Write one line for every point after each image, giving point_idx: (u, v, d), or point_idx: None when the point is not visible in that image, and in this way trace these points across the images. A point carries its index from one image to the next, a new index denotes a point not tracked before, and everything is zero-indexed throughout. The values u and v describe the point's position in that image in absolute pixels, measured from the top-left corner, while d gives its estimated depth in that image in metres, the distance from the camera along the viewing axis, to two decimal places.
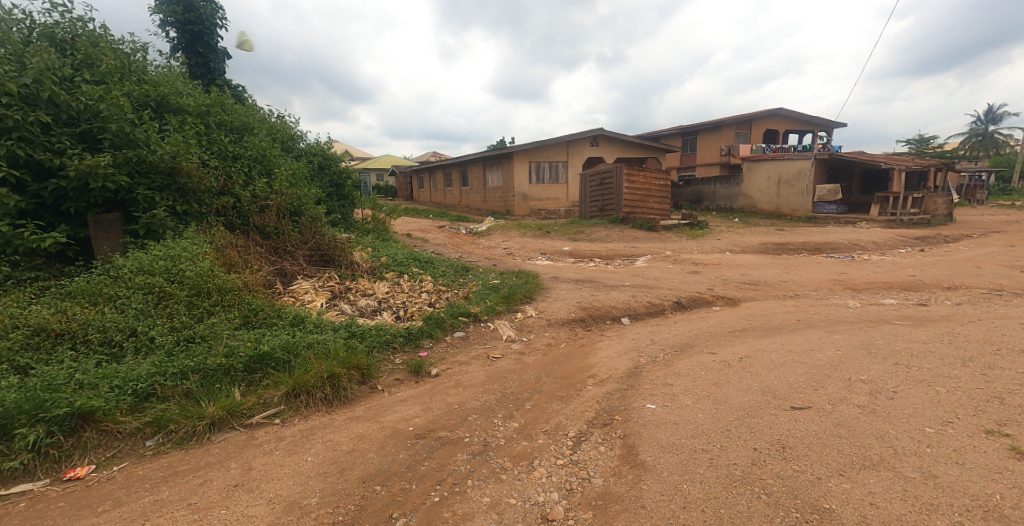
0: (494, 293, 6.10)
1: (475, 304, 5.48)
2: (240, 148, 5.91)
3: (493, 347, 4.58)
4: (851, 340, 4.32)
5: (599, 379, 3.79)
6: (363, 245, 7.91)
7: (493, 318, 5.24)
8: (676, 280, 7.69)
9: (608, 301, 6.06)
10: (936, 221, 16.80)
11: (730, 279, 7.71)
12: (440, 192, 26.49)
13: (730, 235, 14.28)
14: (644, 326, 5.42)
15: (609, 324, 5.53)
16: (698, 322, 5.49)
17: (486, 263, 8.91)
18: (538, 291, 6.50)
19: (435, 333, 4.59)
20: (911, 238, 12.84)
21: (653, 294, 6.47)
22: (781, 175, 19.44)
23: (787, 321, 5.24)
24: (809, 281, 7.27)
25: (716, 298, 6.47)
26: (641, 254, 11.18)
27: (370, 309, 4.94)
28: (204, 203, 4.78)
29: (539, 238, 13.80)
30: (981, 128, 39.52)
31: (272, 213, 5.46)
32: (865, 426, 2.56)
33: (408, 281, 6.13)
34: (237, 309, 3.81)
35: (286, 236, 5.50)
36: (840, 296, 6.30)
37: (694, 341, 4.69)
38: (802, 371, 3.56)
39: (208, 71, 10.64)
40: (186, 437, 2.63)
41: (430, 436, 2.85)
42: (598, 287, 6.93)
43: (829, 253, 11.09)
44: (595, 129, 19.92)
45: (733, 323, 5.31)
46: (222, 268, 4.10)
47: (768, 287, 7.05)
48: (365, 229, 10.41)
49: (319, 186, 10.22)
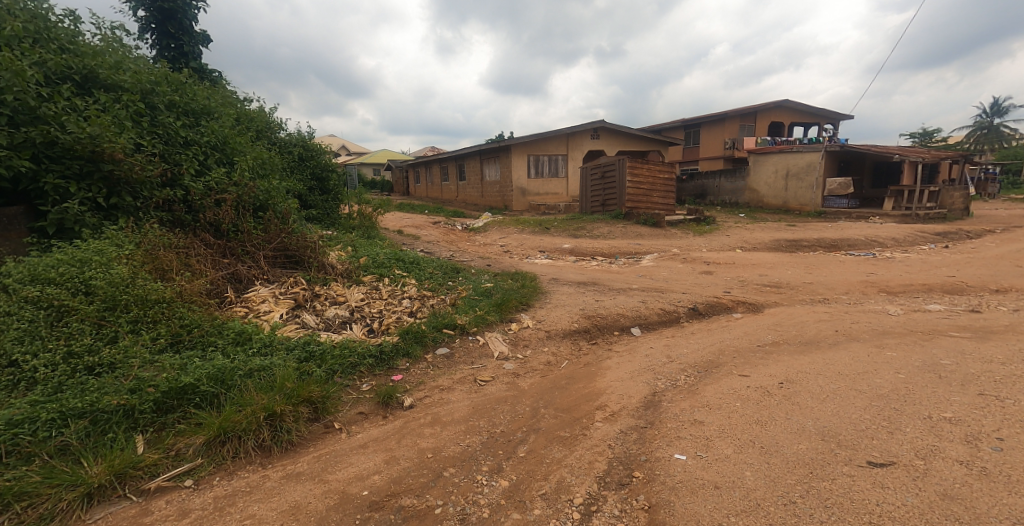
0: (486, 299, 5.38)
1: (463, 314, 4.77)
2: (196, 132, 5.15)
3: (482, 368, 3.86)
4: (911, 359, 3.59)
5: (609, 413, 3.08)
6: (342, 244, 7.20)
7: (483, 330, 4.52)
8: (689, 282, 7.01)
9: (615, 308, 5.34)
10: (953, 215, 16.11)
11: (747, 281, 7.00)
12: (436, 187, 25.80)
13: (740, 231, 13.58)
14: (658, 339, 4.71)
15: (617, 336, 4.82)
16: (719, 333, 4.78)
17: (481, 263, 8.21)
18: (536, 296, 5.78)
19: (412, 352, 3.88)
20: (932, 234, 12.15)
21: (665, 299, 5.77)
22: (790, 169, 18.69)
23: (823, 332, 4.52)
24: (837, 283, 6.55)
25: (736, 304, 5.76)
26: (646, 252, 10.48)
27: (339, 321, 4.22)
28: (139, 196, 4.06)
29: (538, 234, 13.09)
30: (987, 121, 38.81)
31: (228, 208, 4.70)
32: (988, 503, 1.84)
33: (388, 287, 5.42)
34: (163, 327, 3.08)
35: (245, 235, 4.78)
36: (877, 301, 5.59)
37: (719, 360, 3.98)
38: (862, 403, 2.84)
39: (185, 57, 9.82)
40: (46, 517, 1.91)
41: (390, 505, 2.14)
42: (603, 291, 6.22)
43: (847, 251, 10.41)
44: (596, 121, 19.11)
45: (760, 334, 4.61)
46: (150, 274, 3.38)
47: (792, 291, 6.32)
48: (350, 226, 9.70)
49: (299, 180, 9.52)
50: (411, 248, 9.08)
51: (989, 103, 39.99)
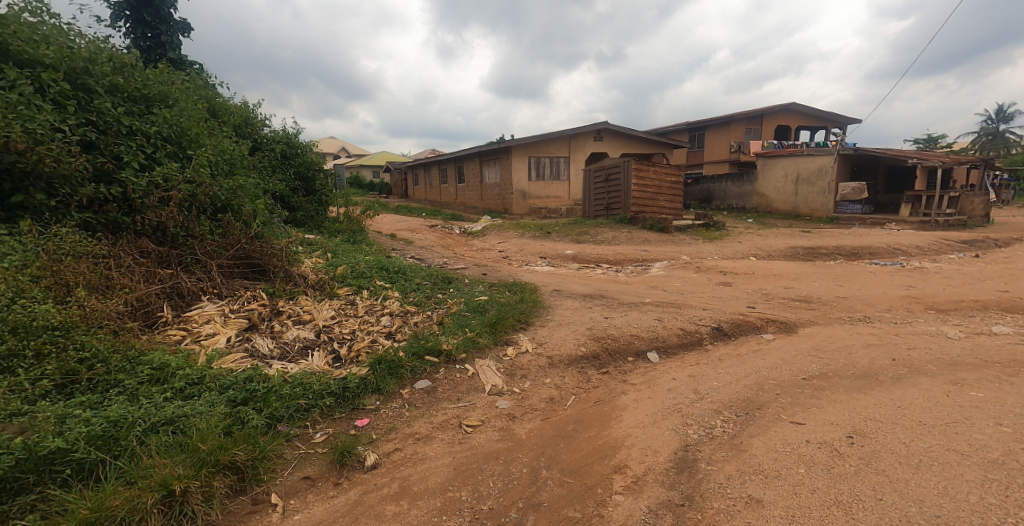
0: (478, 317, 4.66)
1: (450, 336, 4.06)
2: (146, 122, 4.39)
3: (470, 408, 3.15)
4: (1007, 403, 2.87)
5: (631, 480, 2.36)
6: (321, 252, 6.50)
7: (473, 358, 3.81)
8: (706, 294, 6.31)
9: (627, 327, 4.63)
10: (973, 222, 15.78)
11: (772, 294, 6.28)
12: (435, 189, 25.16)
13: (752, 237, 12.87)
14: (679, 367, 4.00)
15: (632, 364, 4.11)
16: (752, 359, 4.06)
17: (476, 271, 7.52)
18: (536, 312, 5.07)
19: (384, 387, 3.15)
20: (957, 242, 11.47)
21: (684, 316, 5.05)
22: (800, 173, 18.03)
23: (878, 361, 3.79)
24: (876, 298, 5.81)
25: (766, 322, 5.03)
26: (655, 260, 9.77)
27: (299, 346, 3.49)
28: (57, 193, 3.42)
29: (539, 239, 12.39)
30: (993, 127, 38.32)
31: (175, 208, 3.98)
32: None
33: (366, 301, 4.74)
34: (51, 364, 2.31)
35: (195, 240, 4.07)
36: (928, 321, 4.86)
37: (760, 397, 3.25)
38: (974, 475, 2.12)
39: (162, 47, 8.93)
40: None
41: None
42: (612, 306, 5.50)
43: (870, 259, 9.70)
44: (601, 122, 18.47)
45: (801, 362, 3.89)
46: (44, 293, 2.67)
47: (826, 307, 5.59)
48: (335, 230, 9.01)
49: (281, 181, 8.84)
50: (401, 254, 8.37)
51: (996, 109, 39.43)
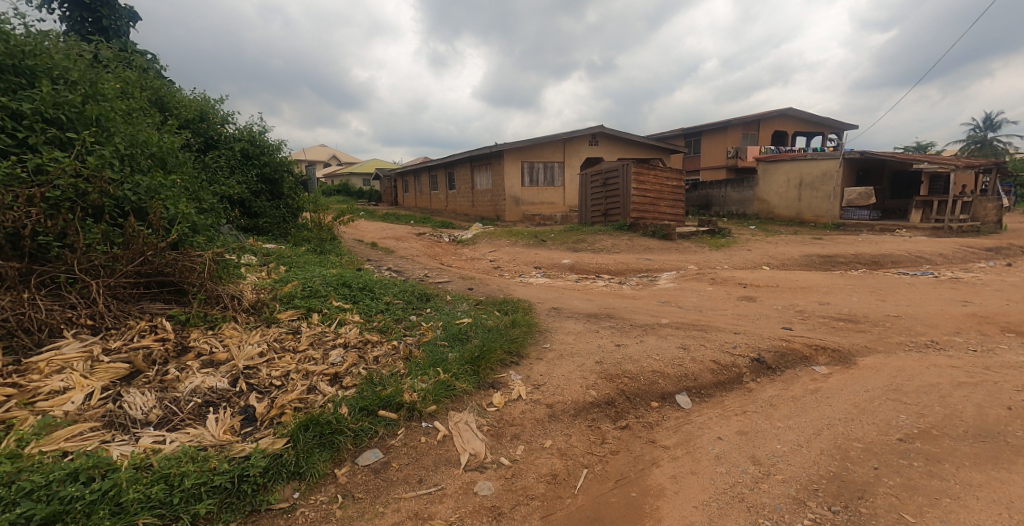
0: (457, 348, 3.66)
1: (417, 380, 3.05)
2: (21, 100, 3.41)
3: (435, 500, 2.14)
4: None
5: None
6: (274, 265, 5.50)
7: (446, 412, 2.80)
8: (730, 313, 5.38)
9: (646, 361, 3.64)
10: (987, 228, 15.03)
11: (809, 312, 5.35)
12: (425, 196, 24.17)
13: (762, 244, 12.06)
14: (723, 417, 3.02)
15: (658, 413, 3.11)
16: (815, 406, 3.08)
17: (462, 285, 6.54)
18: (531, 339, 4.08)
19: (307, 470, 2.14)
20: (981, 249, 10.76)
21: (714, 344, 4.09)
22: (803, 178, 17.30)
23: (989, 410, 2.83)
24: (935, 317, 4.89)
25: (814, 350, 4.08)
26: (661, 270, 8.86)
27: (195, 404, 2.44)
28: None
29: (533, 247, 11.45)
30: (983, 134, 38.38)
31: (41, 209, 2.97)
32: None
33: (314, 330, 3.72)
34: None
35: (73, 251, 3.05)
36: (1016, 348, 3.94)
37: (854, 473, 2.28)
38: None
39: (105, 33, 7.92)
40: None
41: None
42: (623, 329, 4.52)
43: (896, 269, 8.90)
44: (593, 127, 17.66)
45: (884, 410, 2.92)
46: None
47: (878, 328, 4.67)
48: (302, 239, 8.00)
49: (240, 184, 7.84)
50: (376, 266, 7.37)
51: (985, 117, 39.59)
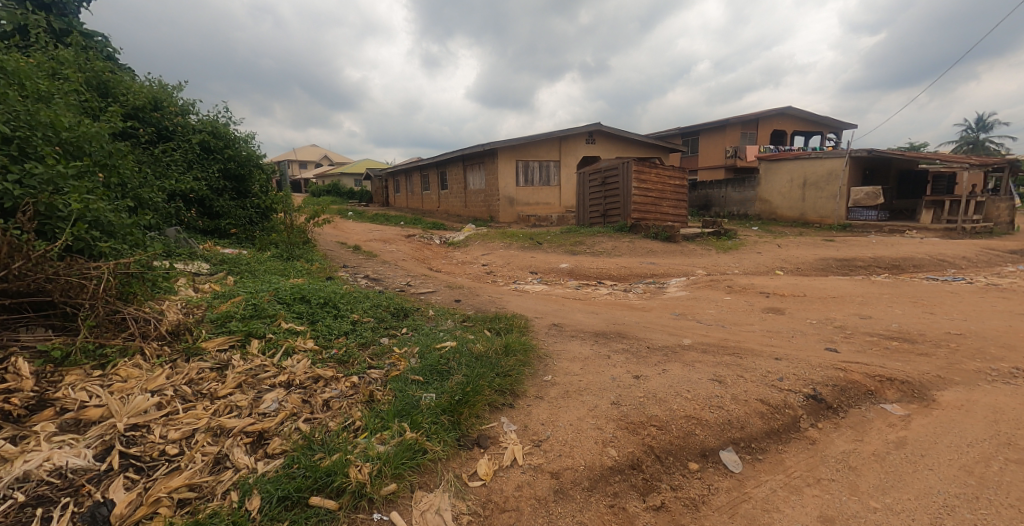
0: (434, 387, 2.83)
1: (374, 440, 2.23)
2: None
3: None
4: None
5: None
6: (223, 275, 4.64)
7: (409, 494, 1.97)
8: (761, 330, 4.58)
9: (677, 402, 2.83)
10: (1000, 229, 14.43)
11: (852, 329, 4.57)
12: (417, 196, 23.27)
13: (771, 247, 11.34)
14: (792, 489, 2.22)
15: (704, 482, 2.31)
16: (914, 471, 2.30)
17: (448, 296, 5.71)
18: (529, 371, 3.25)
19: None
20: (1005, 252, 10.10)
21: (756, 375, 3.29)
22: (808, 177, 16.63)
23: None
24: (1006, 336, 4.13)
25: (880, 382, 3.29)
26: (668, 276, 8.09)
27: (14, 506, 1.60)
28: None
29: (528, 250, 10.64)
30: (976, 135, 38.27)
31: None
32: None
33: (245, 364, 2.86)
34: None
35: None
36: None
37: None
38: None
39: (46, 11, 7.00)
40: None
41: None
42: (641, 353, 3.72)
43: (922, 274, 8.19)
44: (591, 124, 16.86)
45: (1014, 484, 2.14)
46: None
47: (944, 350, 3.90)
48: (269, 242, 7.13)
49: (198, 179, 6.96)
50: (352, 275, 6.51)
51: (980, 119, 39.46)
